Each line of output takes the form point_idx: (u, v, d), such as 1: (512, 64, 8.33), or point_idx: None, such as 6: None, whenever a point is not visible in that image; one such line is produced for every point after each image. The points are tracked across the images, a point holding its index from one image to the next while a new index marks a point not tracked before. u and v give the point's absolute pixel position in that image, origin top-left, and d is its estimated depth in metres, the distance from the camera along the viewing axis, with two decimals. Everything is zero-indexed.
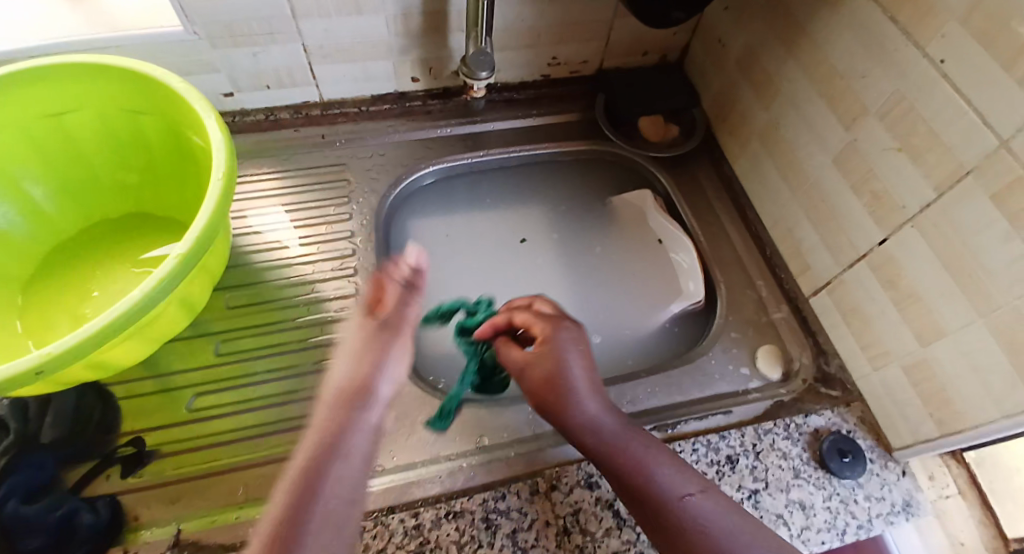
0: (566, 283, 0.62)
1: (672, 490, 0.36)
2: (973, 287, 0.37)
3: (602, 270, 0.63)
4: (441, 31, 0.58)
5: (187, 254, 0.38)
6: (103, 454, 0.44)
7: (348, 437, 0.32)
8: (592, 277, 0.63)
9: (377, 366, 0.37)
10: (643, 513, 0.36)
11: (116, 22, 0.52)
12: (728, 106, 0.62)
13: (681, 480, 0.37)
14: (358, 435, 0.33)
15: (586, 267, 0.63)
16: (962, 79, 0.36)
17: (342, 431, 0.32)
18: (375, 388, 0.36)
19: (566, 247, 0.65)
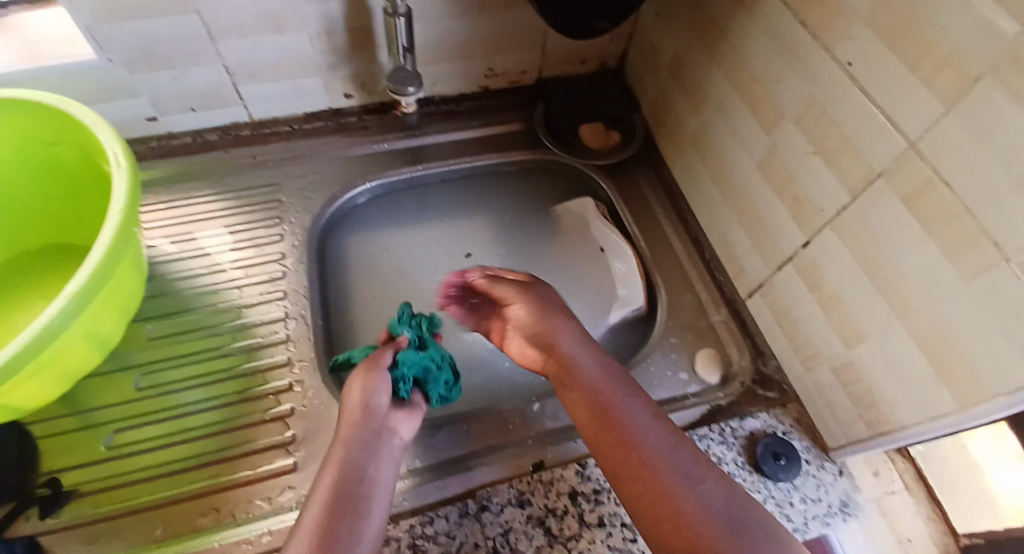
0: None
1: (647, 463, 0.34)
2: (890, 290, 0.37)
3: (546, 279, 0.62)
4: (370, 46, 0.57)
5: (81, 291, 0.37)
6: (20, 494, 0.42)
7: (367, 463, 0.37)
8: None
9: (376, 392, 0.41)
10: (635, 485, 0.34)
11: (26, 48, 0.51)
12: (663, 111, 0.62)
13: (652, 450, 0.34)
14: (379, 462, 0.37)
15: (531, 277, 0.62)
16: (868, 81, 0.35)
17: (364, 455, 0.37)
18: (381, 414, 0.41)
19: (511, 258, 0.63)
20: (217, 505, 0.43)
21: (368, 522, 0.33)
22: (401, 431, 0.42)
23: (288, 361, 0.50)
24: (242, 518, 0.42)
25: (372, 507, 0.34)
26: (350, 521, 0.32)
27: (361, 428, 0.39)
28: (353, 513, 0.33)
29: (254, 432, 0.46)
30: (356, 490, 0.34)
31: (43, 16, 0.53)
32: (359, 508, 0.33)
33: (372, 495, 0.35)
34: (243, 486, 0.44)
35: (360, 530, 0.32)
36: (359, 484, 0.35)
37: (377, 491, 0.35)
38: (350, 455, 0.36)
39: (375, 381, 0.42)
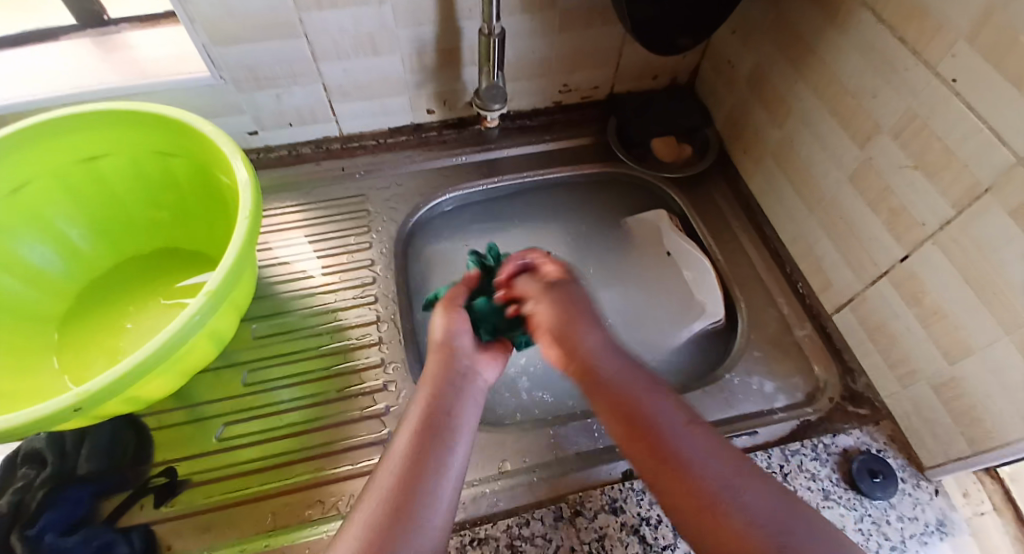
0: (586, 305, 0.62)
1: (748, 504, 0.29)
2: (996, 302, 0.37)
3: (622, 288, 0.63)
4: (455, 63, 0.60)
5: (216, 291, 0.40)
6: (137, 483, 0.45)
7: (456, 401, 0.38)
8: (613, 295, 0.63)
9: (458, 333, 0.43)
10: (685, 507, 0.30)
11: (145, 68, 0.55)
12: (740, 126, 0.63)
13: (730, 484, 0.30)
14: (466, 401, 0.39)
15: (608, 286, 0.63)
16: (974, 96, 0.35)
17: (452, 395, 0.39)
18: (467, 356, 0.42)
19: (588, 267, 0.65)
20: (322, 498, 0.45)
21: (456, 452, 0.35)
22: (485, 373, 0.43)
23: (381, 362, 0.53)
24: (345, 511, 0.44)
25: (460, 438, 0.36)
26: (440, 450, 0.35)
27: (446, 365, 0.41)
28: (440, 444, 0.35)
29: (350, 429, 0.49)
30: (443, 423, 0.36)
31: (151, 44, 0.58)
32: (446, 439, 0.36)
33: (459, 428, 0.37)
34: (345, 480, 0.46)
35: (450, 458, 0.35)
36: (447, 418, 0.37)
37: (466, 425, 0.38)
38: (438, 388, 0.39)
39: (454, 325, 0.43)
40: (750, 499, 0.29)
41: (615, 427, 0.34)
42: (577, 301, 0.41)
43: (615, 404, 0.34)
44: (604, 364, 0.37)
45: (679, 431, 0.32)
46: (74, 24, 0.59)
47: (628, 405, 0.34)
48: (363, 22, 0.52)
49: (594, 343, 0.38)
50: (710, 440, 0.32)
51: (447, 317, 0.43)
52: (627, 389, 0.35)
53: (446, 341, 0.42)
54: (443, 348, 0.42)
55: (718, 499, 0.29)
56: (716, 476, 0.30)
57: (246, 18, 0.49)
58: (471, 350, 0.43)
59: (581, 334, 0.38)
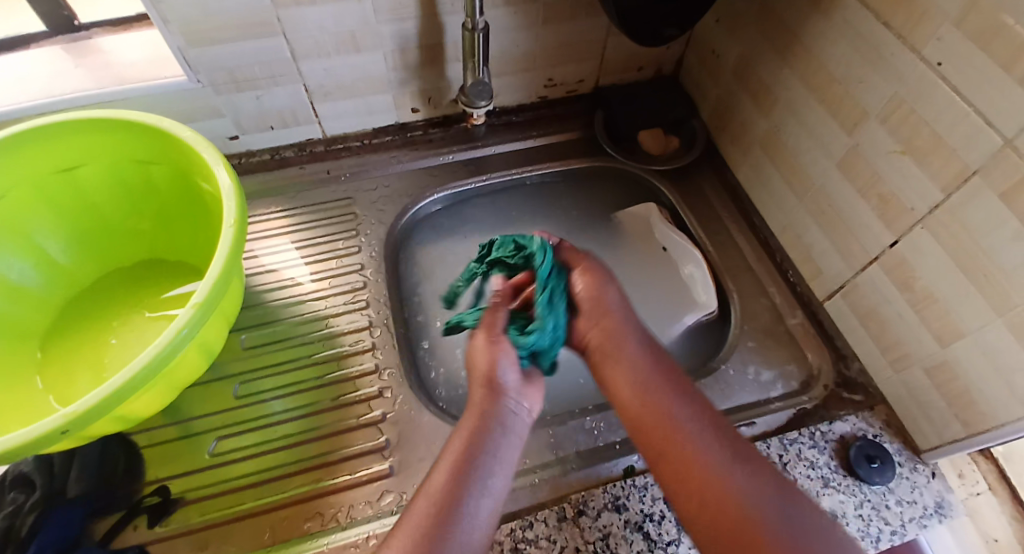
0: None
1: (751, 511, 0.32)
2: (988, 286, 0.37)
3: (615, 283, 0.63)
4: (439, 61, 0.59)
5: (204, 302, 0.39)
6: (129, 504, 0.44)
7: (498, 440, 0.37)
8: None
9: (505, 366, 0.40)
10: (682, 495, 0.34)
11: (118, 73, 0.53)
12: (727, 116, 0.63)
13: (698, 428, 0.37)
14: (507, 440, 0.38)
15: None
16: (960, 80, 0.36)
17: (497, 433, 0.38)
18: (516, 391, 0.41)
19: None
20: (321, 510, 0.44)
21: (491, 496, 0.34)
22: (528, 407, 0.41)
23: (376, 369, 0.52)
24: (345, 522, 0.43)
25: (496, 480, 0.35)
26: (474, 492, 0.34)
27: (492, 397, 0.40)
28: (476, 485, 0.34)
29: (348, 438, 0.48)
30: (482, 464, 0.35)
31: (126, 48, 0.56)
32: (483, 479, 0.35)
33: (497, 469, 0.36)
34: (345, 490, 0.45)
35: (483, 502, 0.34)
36: (487, 458, 0.36)
37: (502, 466, 0.36)
38: (481, 422, 0.38)
39: (501, 357, 0.41)
40: (741, 478, 0.33)
41: (638, 432, 0.39)
42: (607, 303, 0.44)
43: (645, 406, 0.38)
44: (641, 379, 0.40)
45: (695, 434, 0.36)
46: (44, 30, 0.56)
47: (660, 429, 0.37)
48: (344, 19, 0.51)
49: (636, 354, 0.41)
50: (728, 443, 0.36)
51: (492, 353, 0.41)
52: (643, 400, 0.39)
53: (492, 374, 0.40)
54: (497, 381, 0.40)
55: (738, 500, 0.32)
56: (738, 481, 0.33)
57: (222, 18, 0.48)
58: (517, 384, 0.41)
59: (608, 333, 0.43)
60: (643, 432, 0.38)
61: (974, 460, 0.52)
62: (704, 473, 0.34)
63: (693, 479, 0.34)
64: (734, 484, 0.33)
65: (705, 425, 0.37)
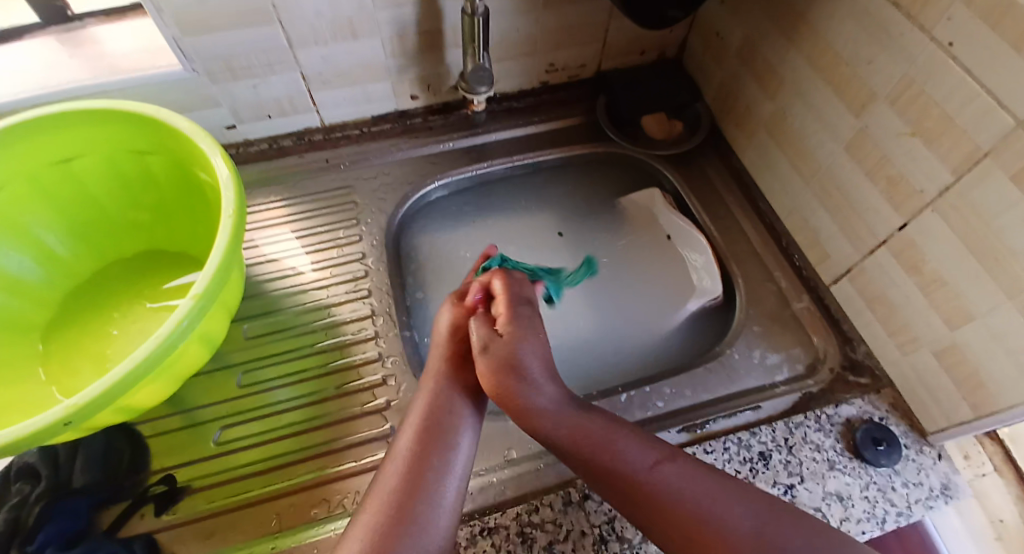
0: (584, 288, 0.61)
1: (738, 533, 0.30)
2: (999, 268, 0.37)
3: (619, 270, 0.63)
4: (438, 46, 0.58)
5: (204, 293, 0.38)
6: (136, 493, 0.44)
7: (458, 398, 0.40)
8: (609, 275, 0.62)
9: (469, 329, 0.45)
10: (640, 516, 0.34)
11: (113, 64, 0.53)
12: (731, 99, 0.63)
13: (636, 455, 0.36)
14: (472, 395, 0.41)
15: (603, 267, 0.63)
16: (971, 59, 0.35)
17: (457, 391, 0.41)
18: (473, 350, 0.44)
19: (583, 249, 0.64)
20: (327, 497, 0.44)
21: (458, 448, 0.37)
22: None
23: (379, 357, 0.52)
24: (351, 509, 0.43)
25: (465, 436, 0.38)
26: (441, 448, 0.37)
27: (452, 367, 0.42)
28: (445, 442, 0.37)
29: (352, 426, 0.48)
30: (446, 422, 0.38)
31: (119, 37, 0.55)
32: (452, 437, 0.38)
33: (463, 425, 0.39)
34: (350, 477, 0.45)
35: (452, 456, 0.37)
36: (452, 414, 0.39)
37: (470, 423, 0.39)
38: (444, 385, 0.41)
39: (462, 318, 0.45)
40: (739, 513, 0.32)
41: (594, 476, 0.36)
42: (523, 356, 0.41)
43: (590, 454, 0.36)
44: (561, 421, 0.38)
45: (655, 466, 0.35)
46: (38, 21, 0.55)
47: (601, 453, 0.36)
48: (341, 6, 0.50)
49: (543, 402, 0.39)
50: (688, 467, 0.35)
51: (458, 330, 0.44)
52: (592, 447, 0.37)
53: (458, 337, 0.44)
54: (449, 342, 0.44)
55: (715, 524, 0.31)
56: (701, 503, 0.32)
57: (218, 6, 0.47)
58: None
59: (523, 394, 0.39)
60: (597, 476, 0.36)
61: (980, 441, 0.52)
62: (678, 505, 0.32)
63: (666, 513, 0.32)
64: (704, 505, 0.32)
65: (669, 467, 0.35)
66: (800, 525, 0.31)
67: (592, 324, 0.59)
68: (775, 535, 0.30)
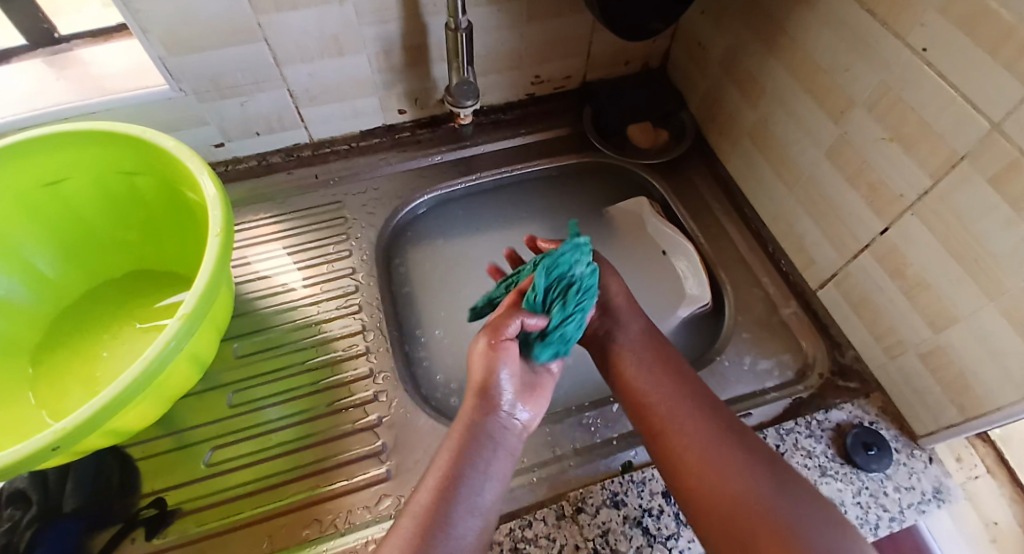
0: None
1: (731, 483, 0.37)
2: (980, 272, 0.37)
3: None
4: (423, 61, 0.59)
5: (193, 313, 0.38)
6: (126, 516, 0.44)
7: (490, 456, 0.36)
8: None
9: (507, 366, 0.37)
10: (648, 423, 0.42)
11: (101, 84, 0.53)
12: (715, 108, 0.63)
13: (673, 377, 0.43)
14: (501, 454, 0.37)
15: None
16: (945, 66, 0.35)
17: (490, 448, 0.36)
18: (513, 397, 0.37)
19: None
20: (319, 516, 0.44)
21: (478, 513, 0.34)
22: (524, 415, 0.39)
23: (370, 373, 0.52)
24: (344, 528, 0.43)
25: (484, 500, 0.35)
26: (462, 512, 0.33)
27: (484, 421, 0.37)
28: (464, 507, 0.34)
29: (343, 443, 0.48)
30: (472, 484, 0.34)
31: (107, 57, 0.55)
32: (471, 502, 0.34)
33: (487, 487, 0.35)
34: (343, 495, 0.45)
35: (467, 523, 0.33)
36: (476, 476, 0.35)
37: (492, 484, 0.35)
38: (475, 436, 0.36)
39: (500, 359, 0.36)
40: (737, 473, 0.37)
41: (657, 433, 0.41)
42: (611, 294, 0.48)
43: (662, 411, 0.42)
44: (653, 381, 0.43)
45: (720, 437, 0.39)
46: (26, 43, 0.56)
47: (651, 365, 0.44)
48: (326, 23, 0.51)
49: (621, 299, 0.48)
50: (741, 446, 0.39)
51: (486, 371, 0.36)
52: (667, 425, 0.41)
53: (487, 384, 0.37)
54: (486, 388, 0.37)
55: (754, 500, 0.35)
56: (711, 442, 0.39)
57: (201, 25, 0.47)
58: (513, 394, 0.38)
59: (620, 326, 0.47)
60: (629, 375, 0.45)
61: (969, 442, 0.53)
62: (721, 476, 0.37)
63: (712, 481, 0.37)
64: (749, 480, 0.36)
65: (694, 394, 0.42)
66: (806, 508, 0.35)
67: None
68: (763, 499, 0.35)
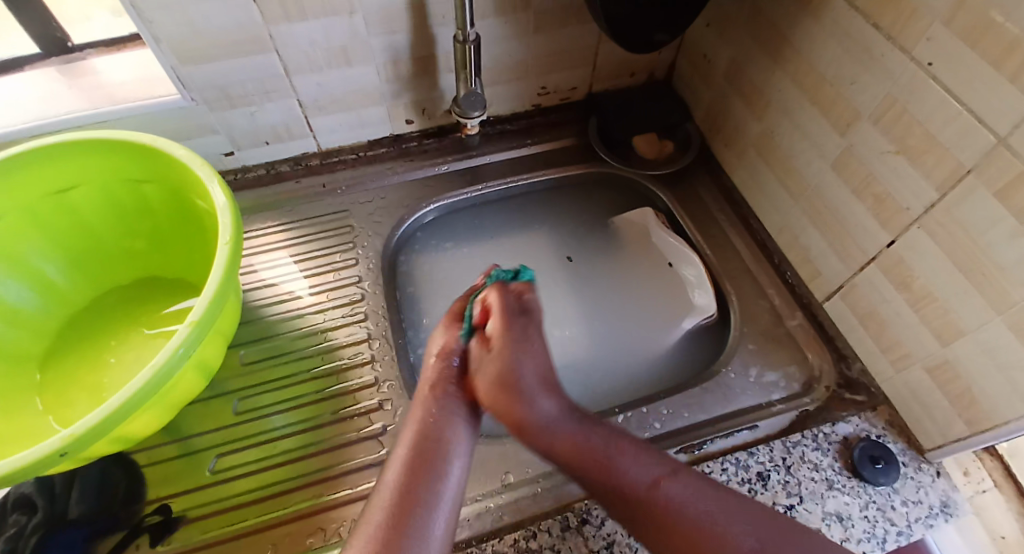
0: (579, 308, 0.62)
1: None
2: (987, 285, 0.37)
3: (615, 289, 0.63)
4: (431, 72, 0.60)
5: (201, 321, 0.39)
6: (131, 524, 0.44)
7: (448, 423, 0.37)
8: (605, 296, 0.63)
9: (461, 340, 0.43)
10: (632, 518, 0.34)
11: (112, 94, 0.54)
12: (720, 119, 0.64)
13: (638, 468, 0.35)
14: (459, 420, 0.38)
15: (599, 287, 0.63)
16: (951, 80, 0.36)
17: (447, 415, 0.38)
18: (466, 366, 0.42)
19: (582, 272, 0.64)
20: (323, 525, 0.44)
21: (450, 478, 0.34)
22: None
23: (375, 381, 0.52)
24: (348, 536, 0.43)
25: (453, 467, 0.35)
26: (430, 482, 0.33)
27: (437, 401, 0.39)
28: (432, 474, 0.34)
29: (349, 451, 0.48)
30: (436, 451, 0.35)
31: (118, 67, 0.56)
32: (439, 469, 0.34)
33: (453, 454, 0.36)
34: (347, 504, 0.45)
35: (440, 494, 0.33)
36: (438, 445, 0.35)
37: (459, 451, 0.36)
38: (426, 424, 0.37)
39: (456, 337, 0.43)
40: (742, 527, 0.31)
41: (599, 493, 0.35)
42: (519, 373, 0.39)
43: (591, 467, 0.36)
44: (557, 436, 0.37)
45: (655, 483, 0.34)
46: (37, 52, 0.57)
47: (597, 461, 0.36)
48: (336, 34, 0.52)
49: (547, 411, 0.38)
50: (694, 482, 0.34)
51: (439, 372, 0.40)
52: (592, 453, 0.36)
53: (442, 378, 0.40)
54: (439, 362, 0.41)
55: (721, 549, 0.30)
56: (708, 518, 0.31)
57: (214, 36, 0.48)
58: (471, 368, 0.42)
59: (522, 408, 0.38)
60: (579, 464, 0.36)
61: (978, 456, 0.52)
62: (682, 522, 0.31)
63: (673, 533, 0.31)
64: (710, 511, 0.32)
65: (672, 483, 0.34)
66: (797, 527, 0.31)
67: (587, 344, 0.59)
68: (778, 549, 0.30)
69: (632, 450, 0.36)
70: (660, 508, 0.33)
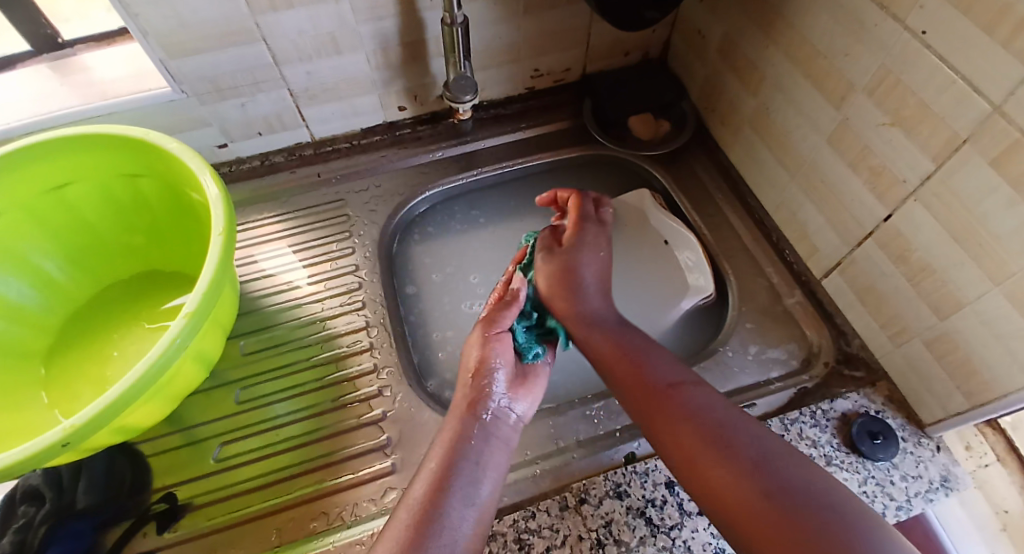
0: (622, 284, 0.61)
1: (748, 452, 0.32)
2: (985, 256, 0.36)
3: (639, 265, 0.62)
4: (421, 58, 0.59)
5: (196, 312, 0.39)
6: (137, 513, 0.44)
7: (479, 447, 0.37)
8: (640, 270, 0.62)
9: (499, 356, 0.43)
10: (643, 403, 0.38)
11: (103, 88, 0.54)
12: (716, 96, 0.63)
13: (667, 372, 0.39)
14: (493, 447, 0.38)
15: (640, 261, 0.62)
16: (945, 48, 0.35)
17: (479, 440, 0.38)
18: (501, 395, 0.41)
19: (625, 248, 0.64)
20: (325, 510, 0.44)
21: (477, 502, 0.34)
22: (519, 409, 0.42)
23: (374, 368, 0.52)
24: (350, 521, 0.43)
25: (482, 489, 0.35)
26: (458, 500, 0.34)
27: (472, 423, 0.39)
28: (460, 494, 0.34)
29: (351, 438, 0.48)
30: (465, 473, 0.36)
31: (110, 63, 0.56)
32: (467, 490, 0.35)
33: (481, 476, 0.36)
34: (348, 490, 0.45)
35: (467, 511, 0.34)
36: (470, 467, 0.36)
37: (489, 473, 0.37)
38: (459, 443, 0.37)
39: (493, 352, 0.43)
40: (750, 437, 0.33)
41: (624, 391, 0.40)
42: (579, 273, 0.47)
43: (626, 373, 0.40)
44: (602, 332, 0.44)
45: (678, 384, 0.38)
46: (28, 50, 0.57)
47: (632, 361, 0.41)
48: (323, 21, 0.51)
49: (592, 307, 0.46)
50: (705, 392, 0.37)
51: (475, 390, 0.41)
52: (624, 352, 0.42)
53: (477, 403, 0.40)
54: (473, 388, 0.41)
55: (715, 435, 0.34)
56: (719, 419, 0.35)
57: (200, 27, 0.48)
58: (506, 386, 0.42)
59: (577, 301, 0.46)
60: (611, 364, 0.42)
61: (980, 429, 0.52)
62: (689, 425, 0.35)
63: (676, 430, 0.35)
64: (721, 418, 0.35)
65: (692, 384, 0.38)
66: (811, 465, 0.32)
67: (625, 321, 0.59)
68: (778, 466, 0.31)
69: (659, 358, 0.41)
70: (680, 410, 0.36)
